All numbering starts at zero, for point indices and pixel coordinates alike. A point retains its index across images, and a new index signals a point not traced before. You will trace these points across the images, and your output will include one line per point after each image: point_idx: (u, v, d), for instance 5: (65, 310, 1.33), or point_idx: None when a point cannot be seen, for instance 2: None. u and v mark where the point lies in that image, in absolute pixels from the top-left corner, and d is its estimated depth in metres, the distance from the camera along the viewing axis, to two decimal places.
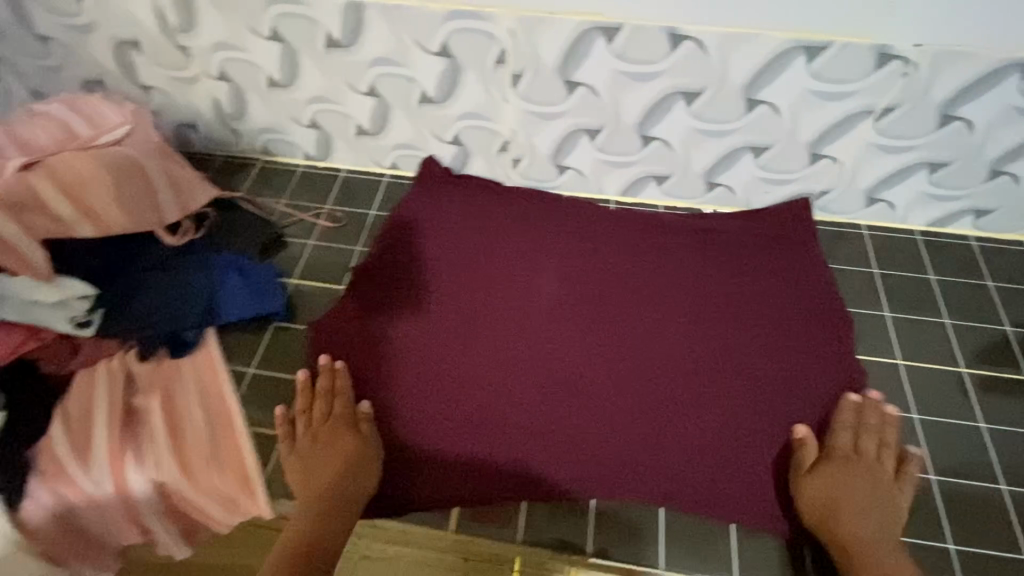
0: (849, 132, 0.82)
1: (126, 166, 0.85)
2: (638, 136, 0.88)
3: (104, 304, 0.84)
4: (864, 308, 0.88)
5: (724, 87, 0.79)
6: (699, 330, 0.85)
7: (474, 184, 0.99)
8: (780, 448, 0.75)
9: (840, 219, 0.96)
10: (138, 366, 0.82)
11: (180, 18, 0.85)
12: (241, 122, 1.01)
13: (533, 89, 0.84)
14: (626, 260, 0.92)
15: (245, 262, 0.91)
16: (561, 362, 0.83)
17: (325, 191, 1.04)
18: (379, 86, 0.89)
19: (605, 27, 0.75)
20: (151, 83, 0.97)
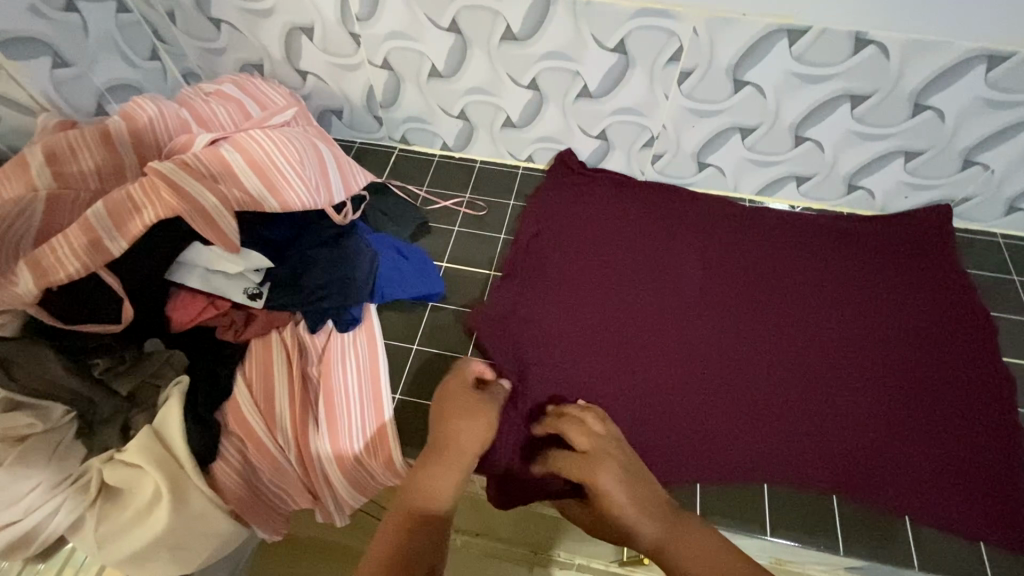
0: (1009, 141, 0.84)
1: (304, 145, 0.89)
2: (792, 136, 0.91)
3: (273, 278, 0.86)
4: (1008, 313, 0.92)
5: (894, 92, 0.81)
6: (845, 329, 0.88)
7: (608, 180, 1.03)
8: (935, 443, 0.78)
9: (975, 226, 0.99)
10: (310, 338, 0.86)
11: (360, 7, 0.88)
12: (390, 110, 1.05)
13: (699, 87, 0.86)
14: (766, 258, 0.95)
15: (404, 246, 0.95)
16: (713, 356, 0.86)
17: (463, 180, 1.08)
18: (541, 80, 0.92)
19: (792, 30, 0.77)
20: (310, 68, 1.00)
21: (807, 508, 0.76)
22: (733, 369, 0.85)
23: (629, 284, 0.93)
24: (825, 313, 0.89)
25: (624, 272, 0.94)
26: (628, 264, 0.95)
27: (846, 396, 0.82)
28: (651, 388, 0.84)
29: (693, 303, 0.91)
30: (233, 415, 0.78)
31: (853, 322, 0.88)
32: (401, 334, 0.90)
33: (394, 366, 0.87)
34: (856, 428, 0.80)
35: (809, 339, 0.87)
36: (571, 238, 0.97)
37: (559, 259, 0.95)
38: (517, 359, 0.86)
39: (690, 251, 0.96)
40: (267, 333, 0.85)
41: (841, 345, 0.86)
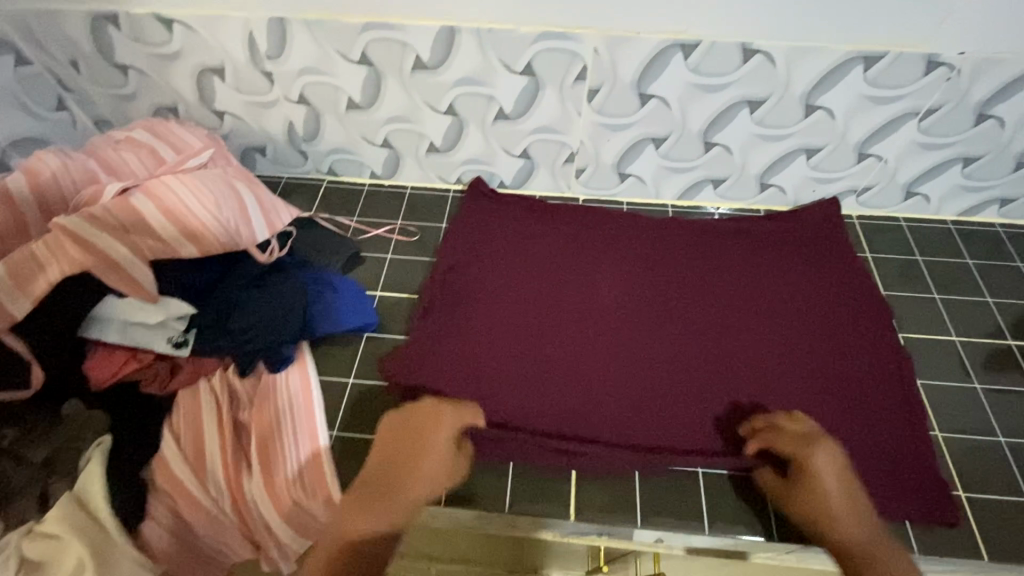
0: (895, 132, 0.90)
1: (220, 188, 0.88)
2: (701, 143, 0.95)
3: (199, 324, 0.84)
4: (914, 293, 0.98)
5: (786, 96, 0.86)
6: (758, 324, 0.92)
7: (525, 204, 1.06)
8: (850, 428, 0.82)
9: (880, 213, 1.05)
10: (240, 382, 0.83)
11: (269, 46, 0.88)
12: (313, 144, 1.05)
13: (608, 103, 0.90)
14: (682, 263, 1.00)
15: (333, 278, 0.93)
16: (640, 361, 0.89)
17: (394, 207, 1.08)
18: (458, 104, 0.93)
19: (684, 44, 0.81)
20: (226, 108, 0.99)
21: (742, 498, 0.77)
22: (659, 372, 0.88)
23: (555, 298, 0.95)
24: (741, 310, 0.94)
25: (550, 289, 0.96)
26: (554, 278, 0.98)
27: (765, 387, 0.86)
28: (582, 398, 0.85)
29: (617, 313, 0.94)
30: (160, 471, 0.75)
31: (765, 317, 0.93)
32: (336, 368, 0.88)
33: (329, 401, 0.85)
34: None
35: (729, 337, 0.91)
36: (496, 258, 0.99)
37: (486, 280, 0.97)
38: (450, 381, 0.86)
39: (610, 263, 1.00)
40: (195, 382, 0.83)
41: (757, 340, 0.91)
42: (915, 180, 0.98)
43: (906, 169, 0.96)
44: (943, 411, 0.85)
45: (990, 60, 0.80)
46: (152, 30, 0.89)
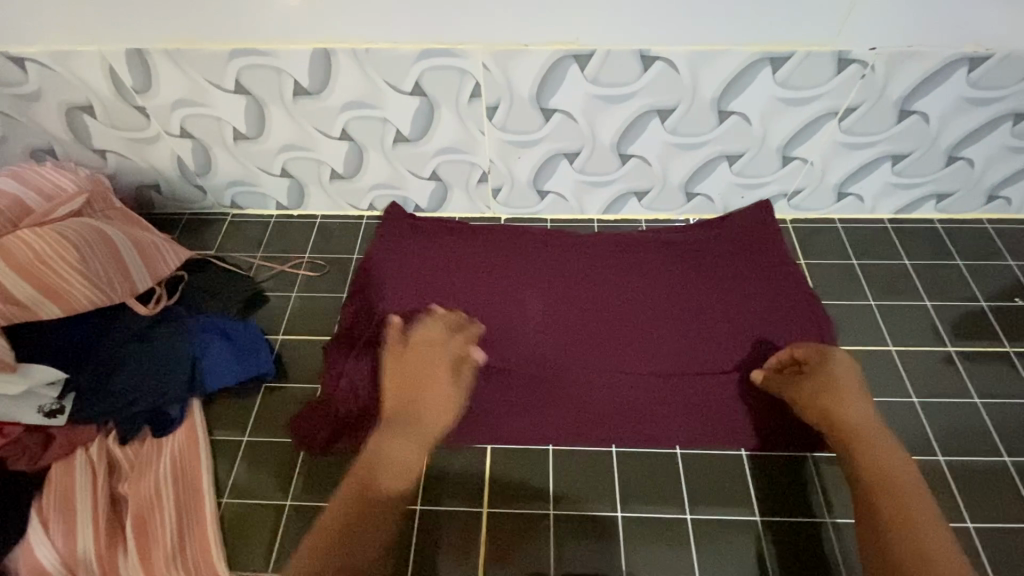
0: (816, 133, 0.85)
1: (85, 236, 0.79)
2: (616, 155, 0.89)
3: (77, 387, 0.78)
4: (851, 300, 0.93)
5: (695, 102, 0.80)
6: (691, 332, 0.87)
7: (440, 225, 0.99)
8: (784, 444, 0.79)
9: (815, 215, 1.00)
10: (120, 450, 0.76)
11: (134, 79, 0.80)
12: (208, 178, 0.97)
13: (510, 119, 0.83)
14: (612, 273, 0.94)
15: (228, 324, 0.86)
16: (569, 381, 0.84)
17: (303, 239, 1.01)
18: (351, 129, 0.86)
19: (578, 55, 0.75)
20: (105, 146, 0.92)
21: (661, 539, 0.72)
22: (588, 393, 0.83)
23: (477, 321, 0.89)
24: (673, 319, 0.89)
25: (473, 307, 0.90)
26: (478, 297, 0.91)
27: (696, 400, 0.82)
28: (508, 429, 0.81)
29: (544, 331, 0.88)
30: (24, 560, 0.69)
31: (699, 325, 0.88)
32: (232, 426, 0.81)
33: (220, 463, 0.78)
34: (704, 437, 0.80)
35: (660, 351, 0.86)
36: (412, 283, 0.92)
37: (403, 303, 0.90)
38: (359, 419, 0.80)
39: (536, 278, 0.94)
40: (71, 455, 0.76)
41: (690, 352, 0.86)
42: (845, 180, 0.93)
43: (834, 169, 0.91)
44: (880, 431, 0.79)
45: (904, 54, 0.75)
46: (6, 69, 0.82)
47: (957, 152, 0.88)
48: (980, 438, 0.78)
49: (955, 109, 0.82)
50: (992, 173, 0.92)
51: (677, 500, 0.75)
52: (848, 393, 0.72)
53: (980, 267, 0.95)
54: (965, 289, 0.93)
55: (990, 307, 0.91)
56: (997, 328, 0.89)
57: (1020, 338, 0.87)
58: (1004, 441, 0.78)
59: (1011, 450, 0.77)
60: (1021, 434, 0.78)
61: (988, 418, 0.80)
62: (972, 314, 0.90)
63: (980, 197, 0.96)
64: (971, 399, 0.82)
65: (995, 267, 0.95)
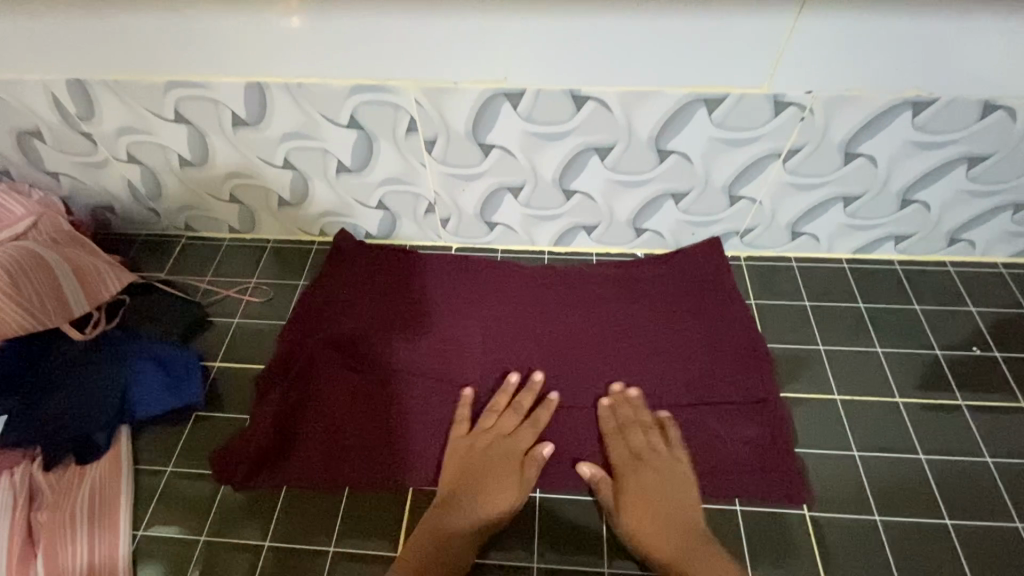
0: (761, 175, 0.83)
1: (22, 261, 0.80)
2: (559, 190, 0.88)
3: (7, 410, 0.78)
4: (801, 343, 0.90)
5: (633, 141, 0.78)
6: (630, 369, 0.86)
7: (388, 254, 0.99)
8: (719, 488, 0.76)
9: (770, 253, 0.98)
10: (43, 476, 0.76)
11: (79, 108, 0.82)
12: (160, 202, 0.98)
13: (448, 153, 0.83)
14: (557, 307, 0.93)
15: (163, 350, 0.86)
16: (504, 418, 0.82)
17: (254, 263, 1.01)
18: (293, 159, 0.87)
19: (508, 93, 0.74)
20: (58, 169, 0.93)
21: None
22: (520, 430, 0.81)
23: (414, 351, 0.88)
24: (614, 356, 0.88)
25: (410, 337, 0.90)
26: (419, 327, 0.91)
27: (631, 443, 0.80)
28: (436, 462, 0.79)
29: (481, 365, 0.87)
30: None
31: (638, 362, 0.87)
32: (160, 454, 0.81)
33: (143, 494, 0.78)
34: None
35: (596, 384, 0.85)
36: (353, 311, 0.92)
37: (342, 332, 0.90)
38: (284, 450, 0.80)
39: (479, 310, 0.93)
40: None
41: (626, 388, 0.85)
42: (798, 220, 0.91)
43: (785, 208, 0.89)
44: (818, 485, 0.76)
45: (843, 98, 0.73)
46: None
47: (911, 196, 0.86)
48: (921, 498, 0.75)
49: (904, 153, 0.79)
50: (951, 217, 0.89)
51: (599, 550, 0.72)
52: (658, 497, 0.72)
53: (938, 312, 0.92)
54: (920, 335, 0.90)
55: (946, 355, 0.87)
56: (951, 379, 0.85)
57: (974, 391, 0.84)
58: (947, 502, 0.74)
59: (953, 512, 0.73)
60: (964, 493, 0.75)
61: (932, 476, 0.76)
62: (925, 363, 0.87)
63: (940, 239, 0.93)
64: (916, 455, 0.78)
65: (953, 313, 0.92)
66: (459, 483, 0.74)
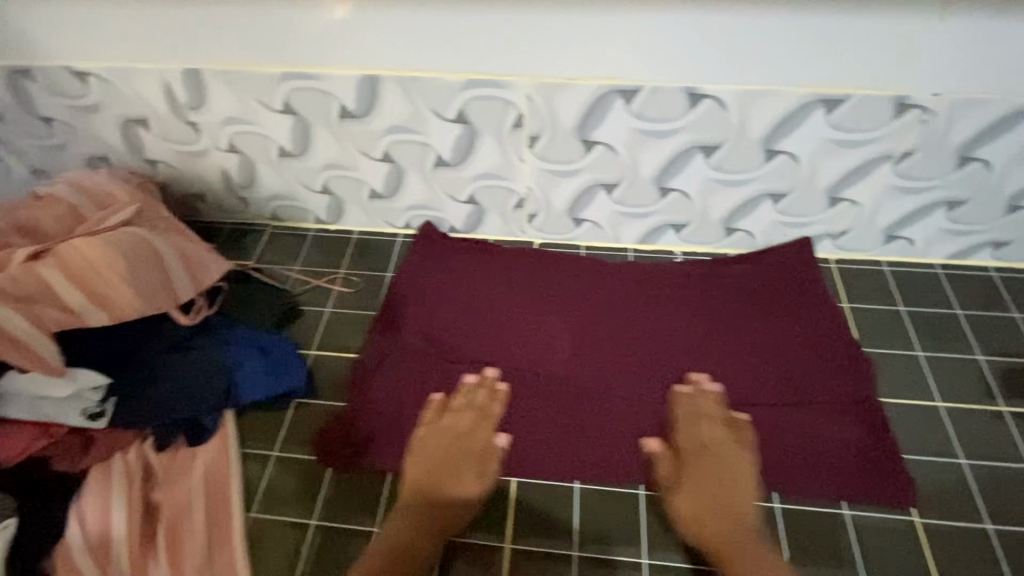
0: (867, 177, 0.82)
1: (134, 246, 0.81)
2: (656, 188, 0.87)
3: (117, 392, 0.80)
4: (897, 348, 0.88)
5: (743, 140, 0.78)
6: (726, 369, 0.85)
7: (472, 248, 0.99)
8: (828, 492, 0.75)
9: (860, 256, 0.96)
10: (155, 457, 0.79)
11: (189, 97, 0.83)
12: (251, 191, 0.99)
13: (550, 149, 0.83)
14: (646, 305, 0.92)
15: (262, 336, 0.88)
16: (599, 413, 0.82)
17: (339, 254, 1.03)
18: (392, 152, 0.87)
19: (623, 90, 0.74)
20: (157, 157, 0.95)
21: None
22: (617, 426, 0.81)
23: (505, 346, 0.89)
24: (708, 354, 0.87)
25: (500, 332, 0.90)
26: (508, 322, 0.91)
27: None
28: (537, 457, 0.79)
29: (574, 361, 0.87)
30: (61, 562, 0.71)
31: (732, 361, 0.86)
32: (262, 439, 0.83)
33: (248, 478, 0.79)
34: None
35: (691, 383, 0.84)
36: (442, 305, 0.93)
37: (432, 325, 0.91)
38: (383, 440, 0.81)
39: (566, 306, 0.93)
40: (110, 458, 0.79)
41: (722, 387, 0.84)
42: (896, 223, 0.89)
43: (885, 211, 0.88)
44: (927, 491, 0.75)
45: (967, 102, 0.72)
46: (68, 83, 0.84)
47: (1018, 202, 0.85)
48: None
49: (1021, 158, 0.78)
50: None
51: None
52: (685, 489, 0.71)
53: None
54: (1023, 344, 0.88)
55: None
56: None
57: None
58: None
59: None
60: None
61: None
62: None
63: None
64: None
65: None
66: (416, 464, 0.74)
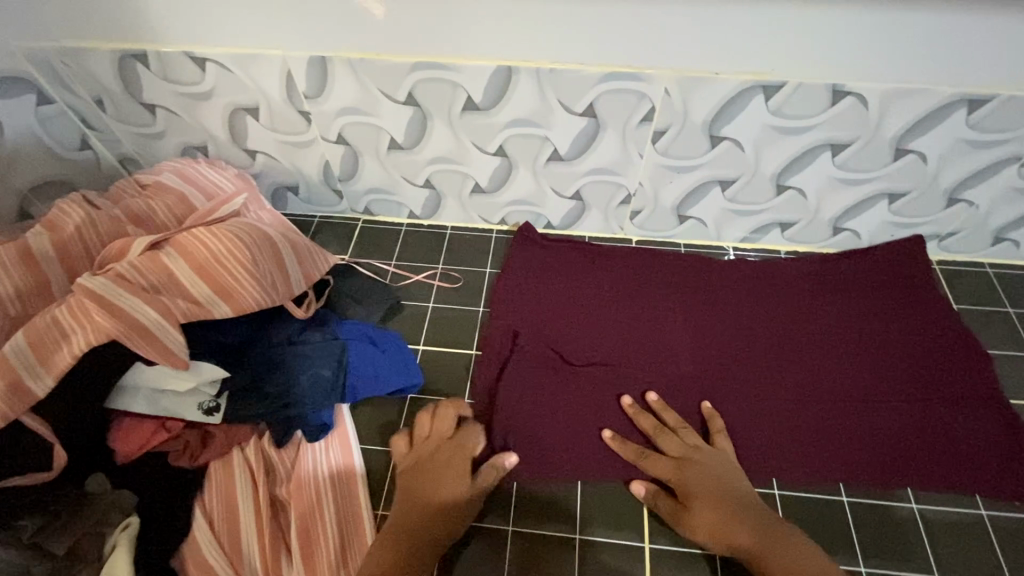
0: (991, 178, 0.82)
1: (253, 237, 0.80)
2: (773, 186, 0.87)
3: (234, 386, 0.77)
4: (1010, 350, 0.88)
5: (875, 138, 0.78)
6: (848, 365, 0.85)
7: (572, 246, 0.98)
8: (969, 487, 0.75)
9: (964, 258, 0.96)
10: (274, 452, 0.77)
11: (309, 86, 0.81)
12: (350, 184, 0.98)
13: (674, 145, 0.82)
14: (758, 302, 0.91)
15: (374, 331, 0.86)
16: (727, 408, 0.82)
17: (435, 249, 1.01)
18: (508, 146, 0.86)
19: (767, 86, 0.74)
20: (258, 147, 0.93)
21: None
22: (745, 421, 0.81)
23: (621, 345, 0.88)
24: (827, 352, 0.86)
25: (614, 332, 0.90)
26: (621, 321, 0.91)
27: (863, 438, 0.79)
28: None
29: (692, 360, 0.86)
30: (192, 559, 0.69)
31: (853, 357, 0.86)
32: (379, 436, 0.81)
33: (371, 476, 0.78)
34: (883, 474, 0.76)
35: (814, 381, 0.84)
36: (551, 304, 0.92)
37: (547, 320, 0.91)
38: (509, 440, 0.79)
39: (679, 302, 0.92)
40: (228, 453, 0.76)
41: (847, 384, 0.83)
42: (1008, 225, 0.90)
43: (999, 213, 0.88)
44: None
45: None
46: (183, 68, 0.82)
47: None
48: None
49: None
50: None
51: (848, 551, 0.71)
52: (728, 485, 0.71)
53: None
54: None
55: None
56: None
57: None
58: None
59: None
60: None
61: None
62: None
63: None
64: None
65: None
66: (425, 472, 0.72)
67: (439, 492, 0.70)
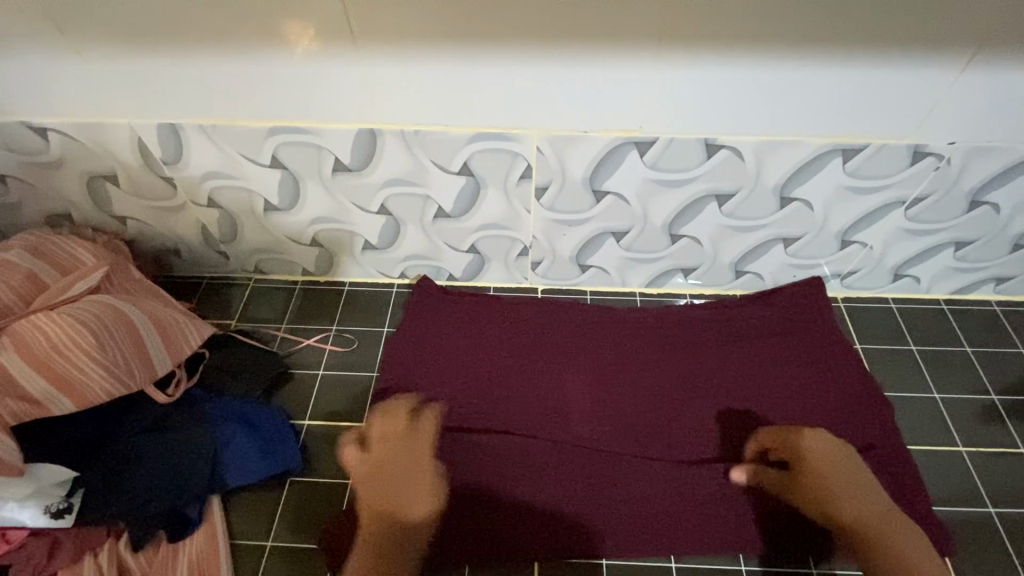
0: (879, 221, 0.81)
1: (106, 319, 0.73)
2: (666, 234, 0.84)
3: (86, 484, 0.71)
4: (915, 391, 0.87)
5: (756, 187, 0.76)
6: (751, 420, 0.82)
7: (470, 301, 0.93)
8: None
9: (867, 294, 0.95)
10: (132, 559, 0.70)
11: (166, 153, 0.76)
12: (233, 245, 0.92)
13: (559, 200, 0.79)
14: (662, 355, 0.88)
15: (251, 410, 0.80)
16: (627, 474, 0.77)
17: (330, 308, 0.96)
18: (390, 205, 0.82)
19: (639, 142, 0.71)
20: (126, 213, 0.86)
21: None
22: (645, 485, 0.77)
23: (518, 408, 0.83)
24: (730, 406, 0.83)
25: (512, 394, 0.84)
26: (520, 382, 0.86)
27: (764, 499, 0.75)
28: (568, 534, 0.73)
29: (592, 422, 0.82)
30: None
31: (756, 411, 0.82)
32: (253, 528, 0.75)
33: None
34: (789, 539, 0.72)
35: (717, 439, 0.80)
36: (445, 366, 0.86)
37: (443, 382, 0.85)
38: None
39: (581, 358, 0.88)
40: (78, 561, 0.69)
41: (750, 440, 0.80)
42: (905, 263, 0.89)
43: (894, 252, 0.87)
44: (962, 549, 0.73)
45: (983, 149, 0.72)
46: (27, 138, 0.76)
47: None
48: None
49: None
50: None
51: None
52: (844, 458, 0.71)
53: None
54: None
55: None
56: None
57: None
58: None
59: None
60: None
61: None
62: None
63: None
64: None
65: None
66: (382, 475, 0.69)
67: (420, 488, 0.68)
